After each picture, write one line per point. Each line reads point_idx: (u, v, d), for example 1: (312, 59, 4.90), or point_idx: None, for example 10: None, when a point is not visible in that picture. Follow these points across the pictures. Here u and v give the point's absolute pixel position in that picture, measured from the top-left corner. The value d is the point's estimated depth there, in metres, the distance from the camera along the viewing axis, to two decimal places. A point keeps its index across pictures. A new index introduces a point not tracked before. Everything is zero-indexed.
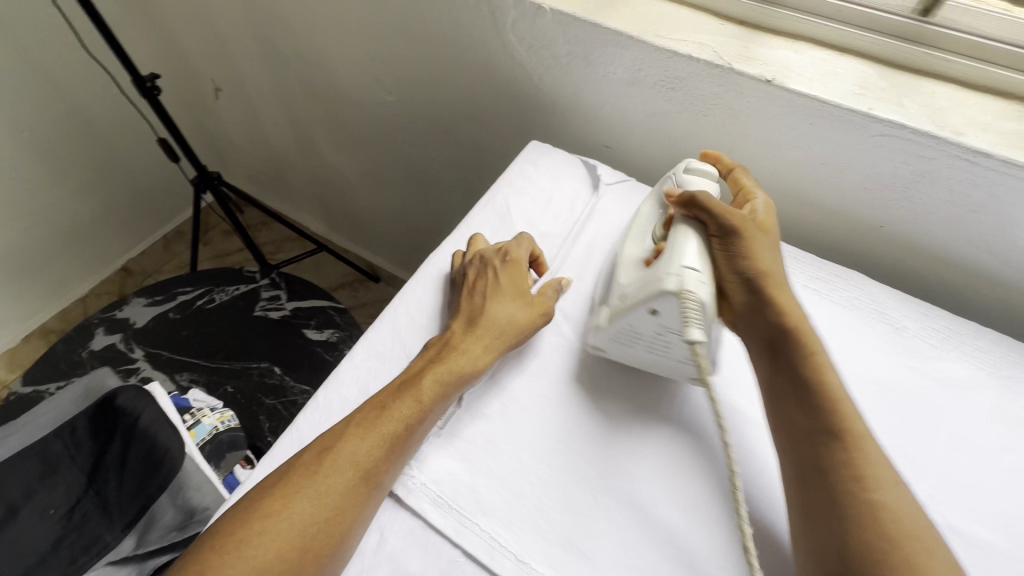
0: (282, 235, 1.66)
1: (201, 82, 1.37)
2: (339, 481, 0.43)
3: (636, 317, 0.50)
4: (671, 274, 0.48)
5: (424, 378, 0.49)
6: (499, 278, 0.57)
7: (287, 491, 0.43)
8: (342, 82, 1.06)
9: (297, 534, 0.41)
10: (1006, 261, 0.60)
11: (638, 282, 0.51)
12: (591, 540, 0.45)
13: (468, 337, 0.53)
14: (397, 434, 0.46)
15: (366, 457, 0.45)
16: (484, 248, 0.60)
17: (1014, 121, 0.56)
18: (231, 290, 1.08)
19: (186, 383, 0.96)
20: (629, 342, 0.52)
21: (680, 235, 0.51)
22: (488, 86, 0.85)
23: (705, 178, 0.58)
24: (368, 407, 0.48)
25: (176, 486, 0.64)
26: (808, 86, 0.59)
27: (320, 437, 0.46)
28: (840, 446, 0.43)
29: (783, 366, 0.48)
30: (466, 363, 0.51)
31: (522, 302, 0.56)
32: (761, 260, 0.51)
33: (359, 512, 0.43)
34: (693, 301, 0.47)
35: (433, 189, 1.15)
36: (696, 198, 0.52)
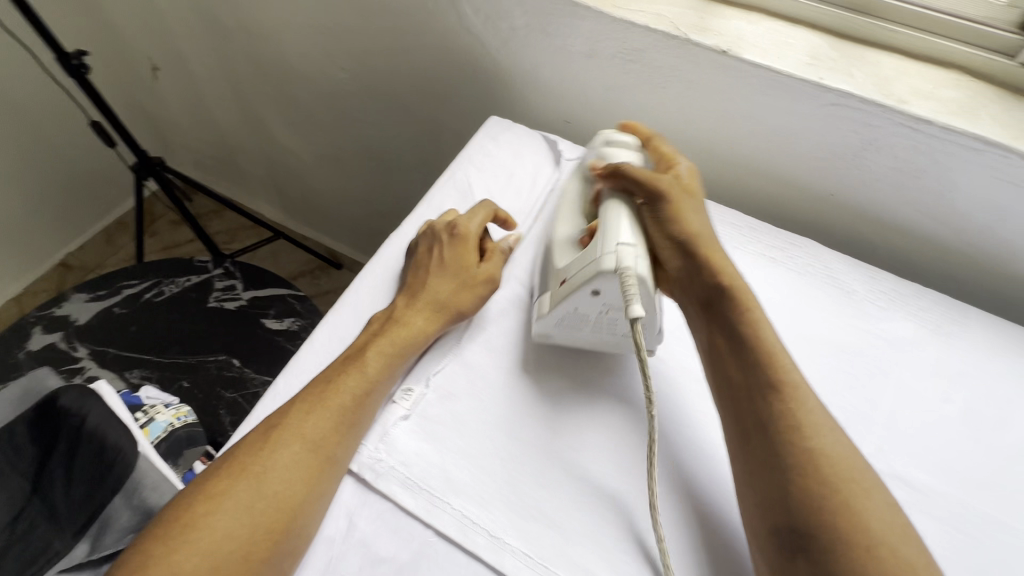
0: (235, 223, 1.59)
1: (137, 62, 1.28)
2: (285, 456, 0.43)
3: (579, 298, 0.50)
4: (608, 254, 0.49)
5: (368, 351, 0.50)
6: (445, 253, 0.56)
7: (231, 472, 0.42)
8: (290, 59, 1.01)
9: (241, 513, 0.40)
10: (946, 225, 0.63)
11: (577, 261, 0.51)
12: (562, 511, 0.46)
13: (411, 309, 0.53)
14: (344, 405, 0.46)
15: (313, 430, 0.45)
16: (433, 221, 0.59)
17: (952, 89, 0.58)
18: (181, 281, 1.03)
19: (137, 380, 0.90)
20: (576, 325, 0.52)
21: (611, 207, 0.54)
22: (444, 61, 0.83)
23: (627, 151, 0.59)
24: (315, 385, 0.48)
25: (130, 487, 0.61)
26: (762, 57, 0.60)
27: (267, 418, 0.46)
28: (773, 393, 0.45)
29: (721, 319, 0.50)
30: (410, 335, 0.51)
31: (468, 273, 0.55)
32: (688, 223, 0.53)
33: (311, 485, 0.43)
34: (632, 276, 0.47)
35: (392, 170, 1.12)
36: (621, 168, 0.56)
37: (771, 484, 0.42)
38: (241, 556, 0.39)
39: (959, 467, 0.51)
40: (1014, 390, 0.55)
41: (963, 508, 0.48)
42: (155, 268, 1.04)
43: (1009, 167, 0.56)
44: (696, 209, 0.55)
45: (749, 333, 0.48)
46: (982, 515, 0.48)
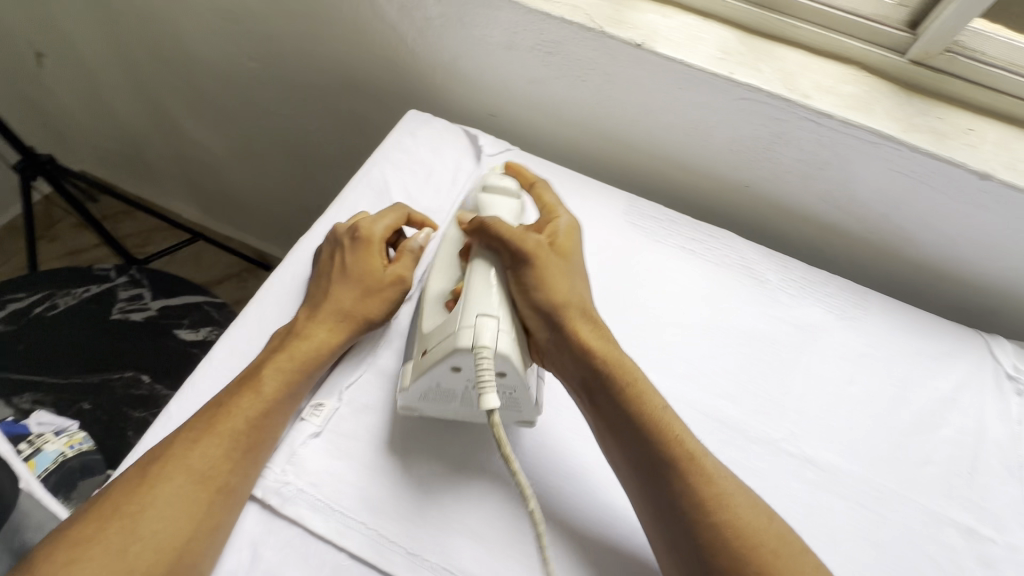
0: (148, 225, 1.46)
1: (17, 48, 1.14)
2: (167, 491, 0.40)
3: (438, 374, 0.45)
4: (466, 326, 0.44)
5: (264, 369, 0.46)
6: (347, 258, 0.53)
7: (102, 513, 0.38)
8: (193, 47, 0.93)
9: (112, 559, 0.36)
10: (849, 214, 0.67)
11: (439, 331, 0.46)
12: (484, 522, 0.44)
13: (313, 321, 0.50)
14: (238, 430, 0.43)
15: (200, 460, 0.41)
16: (336, 225, 0.56)
17: (851, 85, 0.61)
18: (78, 292, 0.93)
19: (28, 406, 0.80)
20: (443, 400, 0.46)
21: (477, 269, 0.49)
22: (361, 50, 0.79)
23: (505, 199, 0.56)
24: (205, 410, 0.44)
25: (12, 528, 0.54)
26: (675, 50, 0.60)
27: (151, 450, 0.42)
28: (671, 473, 0.42)
29: (600, 402, 0.46)
30: (313, 348, 0.48)
31: (374, 278, 0.52)
32: (557, 289, 0.49)
33: (197, 521, 0.39)
34: (488, 355, 0.43)
35: (316, 166, 1.06)
36: (484, 223, 0.51)
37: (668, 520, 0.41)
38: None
39: (861, 444, 0.53)
40: (911, 368, 0.59)
41: (864, 484, 0.51)
42: (46, 278, 0.93)
43: (901, 159, 0.59)
44: (569, 271, 0.51)
45: (629, 409, 0.45)
46: (882, 489, 0.51)
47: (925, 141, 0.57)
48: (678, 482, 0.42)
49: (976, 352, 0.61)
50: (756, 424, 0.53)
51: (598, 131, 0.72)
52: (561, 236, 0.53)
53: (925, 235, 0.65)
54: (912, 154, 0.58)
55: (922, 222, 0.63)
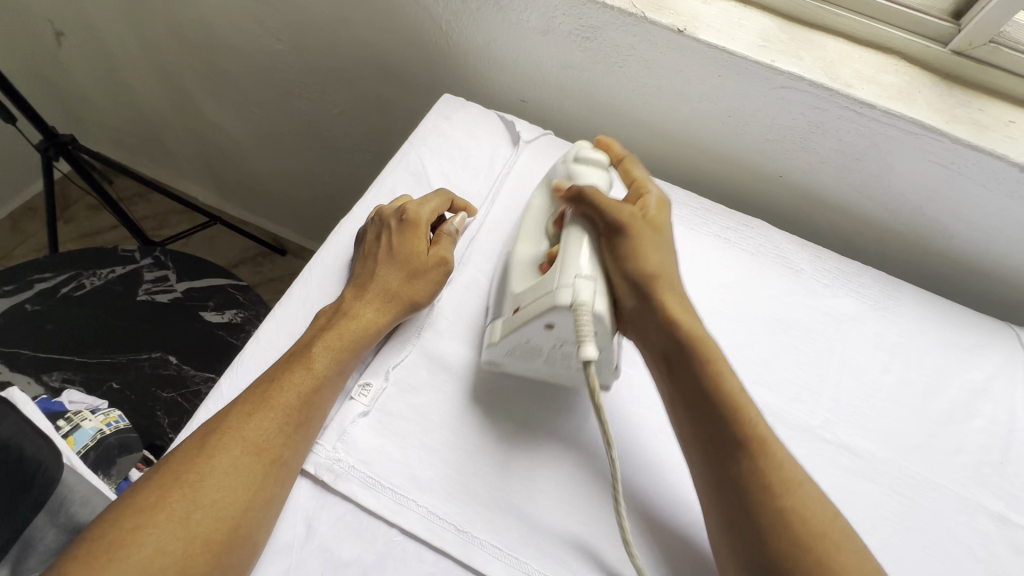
0: (165, 207, 1.46)
1: (37, 26, 1.14)
2: (224, 462, 0.40)
3: (532, 330, 0.46)
4: (566, 284, 0.45)
5: (314, 346, 0.47)
6: (393, 240, 0.53)
7: (164, 482, 0.39)
8: (218, 28, 0.92)
9: (176, 525, 0.37)
10: (884, 205, 0.67)
11: (534, 288, 0.48)
12: (530, 502, 0.45)
13: (360, 300, 0.50)
14: (290, 405, 0.43)
15: (256, 432, 0.42)
16: (382, 206, 0.56)
17: (891, 74, 0.61)
18: (104, 273, 0.94)
19: (58, 384, 0.81)
20: (529, 357, 0.49)
21: (574, 236, 0.50)
22: (392, 32, 0.78)
23: (596, 169, 0.56)
24: (257, 385, 0.45)
25: (56, 503, 0.56)
26: (716, 37, 0.60)
27: (205, 423, 0.43)
28: (742, 450, 0.42)
29: (681, 373, 0.46)
30: (361, 327, 0.49)
31: (419, 261, 0.52)
32: (648, 259, 0.50)
33: (254, 492, 0.40)
34: (588, 311, 0.44)
35: (338, 150, 1.06)
36: (584, 191, 0.51)
37: (727, 492, 0.42)
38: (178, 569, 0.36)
39: (895, 432, 0.54)
40: (943, 359, 0.60)
41: (900, 471, 0.52)
42: (72, 258, 0.94)
43: (940, 151, 0.59)
44: (662, 241, 0.52)
45: (708, 381, 0.45)
46: (917, 477, 0.52)
47: (966, 132, 0.57)
48: (745, 460, 0.42)
49: (1006, 344, 0.61)
50: (791, 410, 0.54)
51: (632, 118, 0.72)
52: (658, 208, 0.55)
53: (958, 227, 0.65)
54: (953, 145, 0.58)
55: (956, 214, 0.64)
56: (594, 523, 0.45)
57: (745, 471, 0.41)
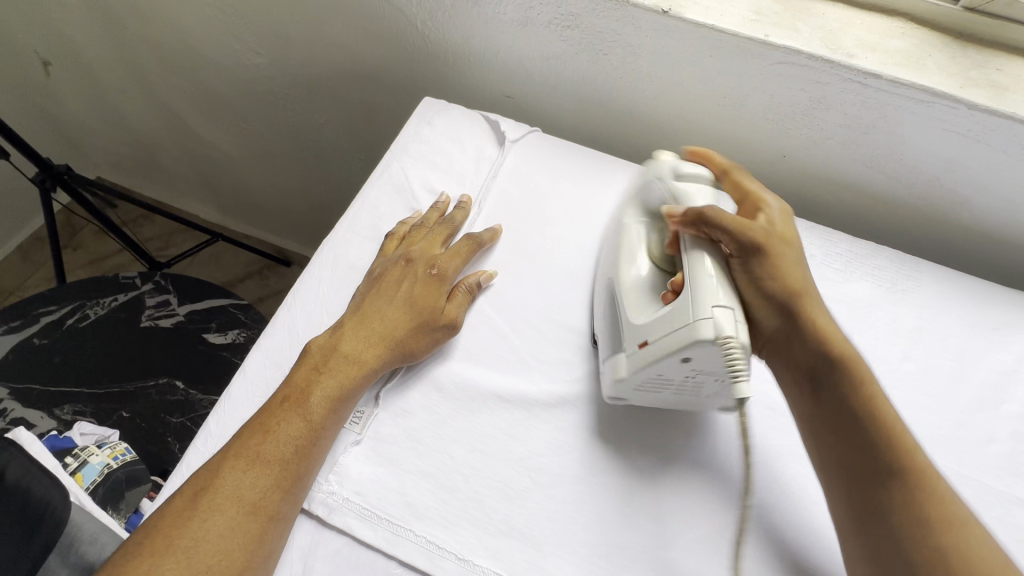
0: (168, 227, 1.47)
1: (24, 58, 1.14)
2: (219, 524, 0.39)
3: (665, 366, 0.43)
4: (705, 317, 0.41)
5: (311, 394, 0.45)
6: (414, 287, 0.52)
7: (157, 549, 0.38)
8: (197, 46, 0.91)
9: None
10: (897, 179, 0.63)
11: (661, 321, 0.44)
12: (533, 524, 0.44)
13: (361, 341, 0.48)
14: (285, 457, 0.42)
15: (251, 490, 0.40)
16: (416, 245, 0.55)
17: (897, 39, 0.56)
18: (107, 302, 0.94)
19: (70, 417, 0.82)
20: (656, 389, 0.46)
21: (697, 259, 0.45)
22: (369, 36, 0.76)
23: (700, 185, 0.50)
24: (249, 434, 0.43)
25: (65, 542, 0.56)
26: (703, 15, 0.56)
27: (194, 476, 0.41)
28: (874, 428, 0.41)
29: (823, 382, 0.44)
30: (359, 371, 0.47)
31: (433, 317, 0.50)
32: (788, 272, 0.46)
33: (252, 550, 0.39)
34: (737, 346, 0.41)
35: (330, 160, 1.05)
36: (706, 214, 0.46)
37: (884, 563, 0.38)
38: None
39: (920, 424, 0.51)
40: (968, 342, 0.56)
41: None
42: (74, 289, 0.95)
43: (956, 119, 0.55)
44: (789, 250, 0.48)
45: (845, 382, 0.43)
46: (945, 472, 0.49)
47: (983, 96, 0.53)
48: (898, 489, 0.39)
49: None
50: None
51: (622, 107, 0.68)
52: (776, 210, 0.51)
53: (979, 198, 0.61)
54: (968, 111, 0.53)
55: (977, 184, 0.59)
56: (600, 542, 0.43)
57: (891, 503, 0.39)
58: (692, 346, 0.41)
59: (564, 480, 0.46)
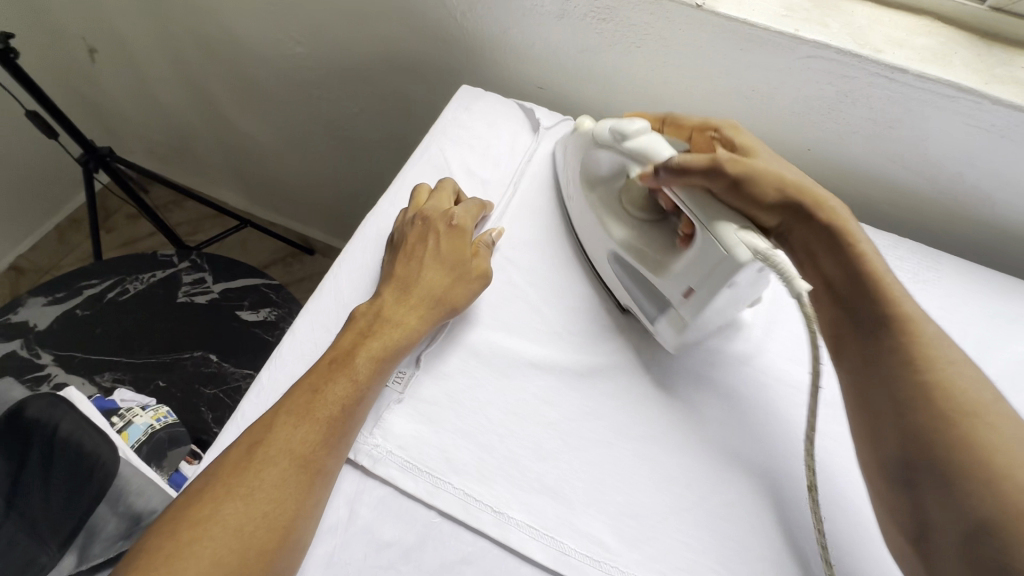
0: (198, 213, 1.51)
1: (71, 45, 1.19)
2: (274, 475, 0.41)
3: (718, 300, 0.47)
4: (736, 244, 0.45)
5: (358, 356, 0.47)
6: (440, 243, 0.54)
7: (216, 495, 0.40)
8: (239, 35, 0.95)
9: (232, 537, 0.38)
10: (920, 174, 0.64)
11: (694, 264, 0.48)
12: (564, 482, 0.46)
13: (403, 306, 0.50)
14: (334, 416, 0.44)
15: (303, 444, 0.43)
16: (428, 207, 0.57)
17: (924, 37, 0.58)
18: (146, 277, 0.98)
19: (110, 383, 0.86)
20: (707, 322, 0.50)
21: (716, 223, 0.46)
22: (408, 28, 0.79)
23: (652, 140, 0.53)
24: (300, 393, 0.45)
25: (114, 493, 0.59)
26: (736, 10, 0.59)
27: (248, 431, 0.44)
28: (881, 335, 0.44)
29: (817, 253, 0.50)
30: (402, 334, 0.49)
31: (463, 265, 0.54)
32: (768, 176, 0.50)
33: (303, 500, 0.41)
34: (778, 257, 0.43)
35: (361, 149, 1.08)
36: (672, 165, 0.50)
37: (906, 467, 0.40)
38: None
39: None
40: (987, 331, 0.57)
41: None
42: (114, 265, 0.98)
43: (979, 114, 0.56)
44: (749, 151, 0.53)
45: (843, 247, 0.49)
46: None
47: (1008, 92, 0.55)
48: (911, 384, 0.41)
49: None
50: (828, 388, 0.52)
51: (653, 99, 0.71)
52: (722, 125, 0.56)
53: (1001, 194, 0.62)
54: (993, 106, 0.55)
55: (1000, 179, 0.61)
56: (628, 502, 0.46)
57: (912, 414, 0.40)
58: (733, 274, 0.45)
59: (594, 444, 0.48)
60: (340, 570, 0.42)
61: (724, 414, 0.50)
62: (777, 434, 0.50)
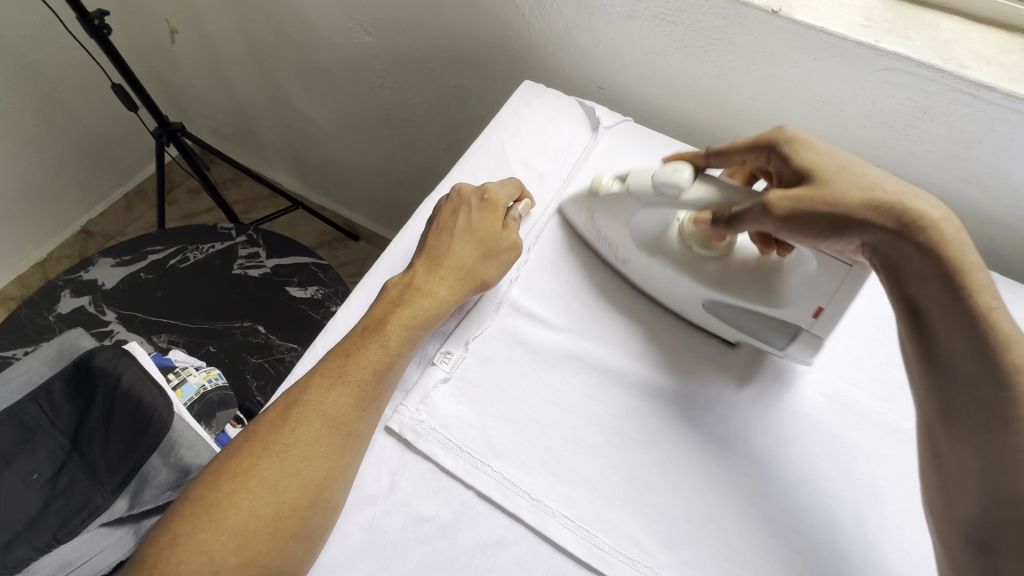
0: (254, 192, 1.58)
1: (155, 24, 1.26)
2: (307, 435, 0.43)
3: None
4: None
5: (389, 324, 0.49)
6: (473, 218, 0.55)
7: (255, 451, 0.42)
8: (311, 21, 0.99)
9: (270, 491, 0.40)
10: (998, 199, 0.61)
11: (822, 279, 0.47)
12: (601, 477, 0.46)
13: (434, 277, 0.52)
14: (367, 380, 0.46)
15: (334, 406, 0.44)
16: (462, 185, 0.58)
17: (1015, 55, 0.56)
18: (205, 248, 1.02)
19: (165, 344, 0.92)
20: None
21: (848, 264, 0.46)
22: (474, 23, 0.81)
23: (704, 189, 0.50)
24: (334, 359, 0.47)
25: (167, 445, 0.61)
26: (813, 17, 0.57)
27: (286, 393, 0.46)
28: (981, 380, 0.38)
29: (909, 271, 0.41)
30: (434, 304, 0.50)
31: (495, 242, 0.54)
32: (840, 199, 0.43)
33: (334, 460, 0.42)
34: None
35: (416, 140, 1.10)
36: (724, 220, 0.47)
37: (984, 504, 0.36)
38: (270, 530, 0.39)
39: None
40: None
41: None
42: (178, 233, 1.03)
43: None
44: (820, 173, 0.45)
45: (945, 275, 0.40)
46: None
47: None
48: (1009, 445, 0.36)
49: None
50: (882, 411, 0.50)
51: (714, 104, 0.70)
52: (783, 140, 0.49)
53: None
54: None
55: None
56: (665, 504, 0.45)
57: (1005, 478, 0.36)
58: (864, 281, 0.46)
59: (636, 443, 0.48)
60: (378, 538, 0.43)
61: (771, 426, 0.49)
62: (827, 453, 0.48)
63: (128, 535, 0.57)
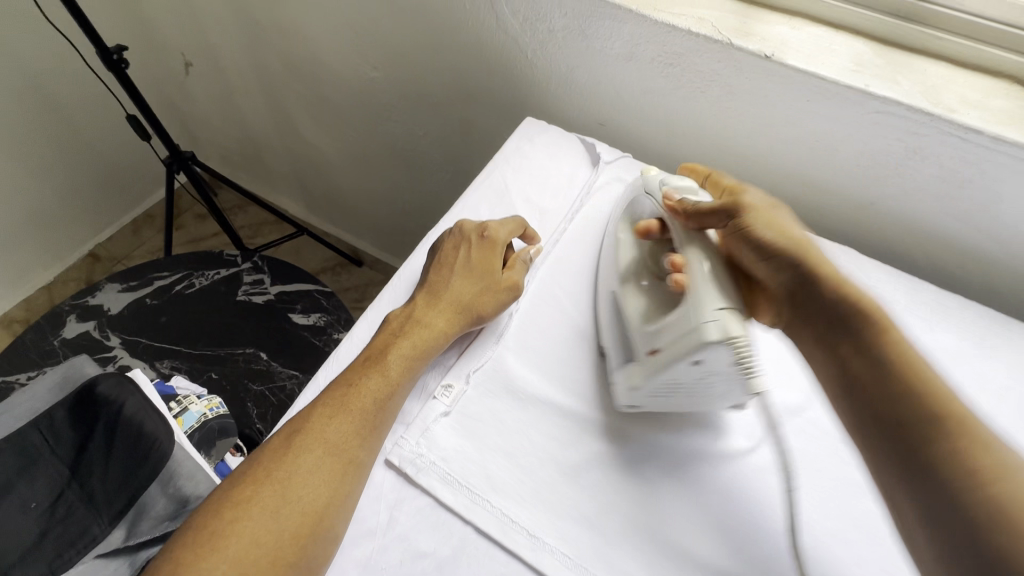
0: (260, 218, 1.60)
1: (171, 58, 1.31)
2: (308, 462, 0.43)
3: (679, 371, 0.45)
4: (709, 320, 0.43)
5: (391, 354, 0.49)
6: (472, 253, 0.57)
7: (257, 478, 0.42)
8: (320, 56, 1.02)
9: (271, 520, 0.40)
10: (992, 237, 0.62)
11: (669, 329, 0.46)
12: (599, 512, 0.46)
13: (433, 310, 0.53)
14: (368, 409, 0.46)
15: (336, 434, 0.45)
16: (463, 220, 0.59)
17: (1001, 99, 0.58)
18: (210, 274, 1.04)
19: (168, 369, 0.92)
20: (668, 393, 0.48)
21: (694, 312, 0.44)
22: (478, 61, 0.84)
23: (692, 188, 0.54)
24: (335, 389, 0.47)
25: (166, 475, 0.61)
26: (805, 62, 0.60)
27: (289, 421, 0.46)
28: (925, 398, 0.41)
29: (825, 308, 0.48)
30: (433, 336, 0.51)
31: (494, 276, 0.56)
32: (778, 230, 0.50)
33: (335, 489, 0.43)
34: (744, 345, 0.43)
35: (420, 170, 1.13)
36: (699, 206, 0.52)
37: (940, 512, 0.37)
38: (270, 560, 0.39)
39: None
40: None
41: None
42: (184, 259, 1.05)
43: None
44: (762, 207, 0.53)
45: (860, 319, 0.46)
46: None
47: None
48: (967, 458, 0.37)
49: None
50: None
51: (711, 141, 0.72)
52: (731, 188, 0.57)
53: None
54: None
55: None
56: (665, 541, 0.45)
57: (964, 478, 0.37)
58: (688, 340, 0.44)
59: (636, 477, 0.48)
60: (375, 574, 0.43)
61: (771, 464, 0.49)
62: (827, 491, 0.48)
63: (123, 568, 0.56)
